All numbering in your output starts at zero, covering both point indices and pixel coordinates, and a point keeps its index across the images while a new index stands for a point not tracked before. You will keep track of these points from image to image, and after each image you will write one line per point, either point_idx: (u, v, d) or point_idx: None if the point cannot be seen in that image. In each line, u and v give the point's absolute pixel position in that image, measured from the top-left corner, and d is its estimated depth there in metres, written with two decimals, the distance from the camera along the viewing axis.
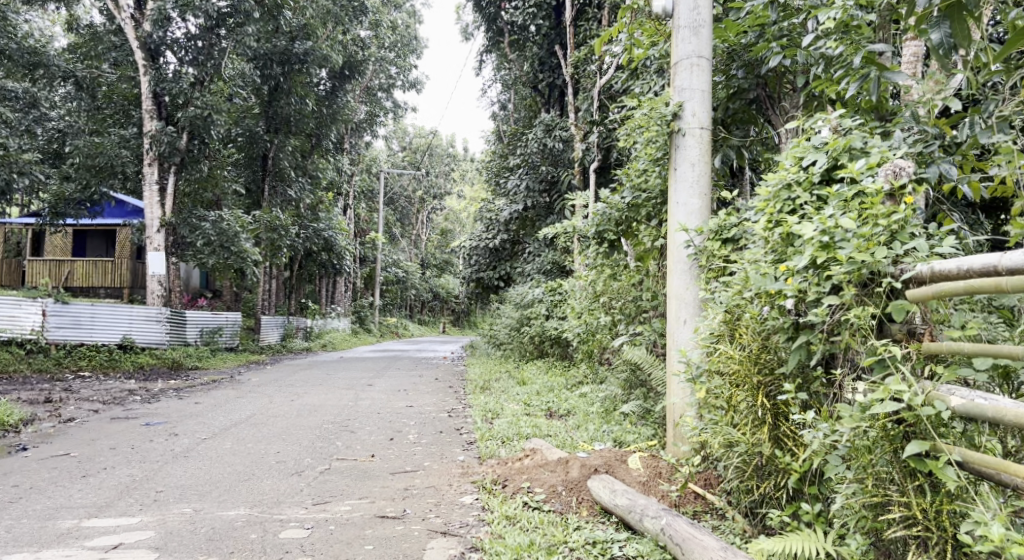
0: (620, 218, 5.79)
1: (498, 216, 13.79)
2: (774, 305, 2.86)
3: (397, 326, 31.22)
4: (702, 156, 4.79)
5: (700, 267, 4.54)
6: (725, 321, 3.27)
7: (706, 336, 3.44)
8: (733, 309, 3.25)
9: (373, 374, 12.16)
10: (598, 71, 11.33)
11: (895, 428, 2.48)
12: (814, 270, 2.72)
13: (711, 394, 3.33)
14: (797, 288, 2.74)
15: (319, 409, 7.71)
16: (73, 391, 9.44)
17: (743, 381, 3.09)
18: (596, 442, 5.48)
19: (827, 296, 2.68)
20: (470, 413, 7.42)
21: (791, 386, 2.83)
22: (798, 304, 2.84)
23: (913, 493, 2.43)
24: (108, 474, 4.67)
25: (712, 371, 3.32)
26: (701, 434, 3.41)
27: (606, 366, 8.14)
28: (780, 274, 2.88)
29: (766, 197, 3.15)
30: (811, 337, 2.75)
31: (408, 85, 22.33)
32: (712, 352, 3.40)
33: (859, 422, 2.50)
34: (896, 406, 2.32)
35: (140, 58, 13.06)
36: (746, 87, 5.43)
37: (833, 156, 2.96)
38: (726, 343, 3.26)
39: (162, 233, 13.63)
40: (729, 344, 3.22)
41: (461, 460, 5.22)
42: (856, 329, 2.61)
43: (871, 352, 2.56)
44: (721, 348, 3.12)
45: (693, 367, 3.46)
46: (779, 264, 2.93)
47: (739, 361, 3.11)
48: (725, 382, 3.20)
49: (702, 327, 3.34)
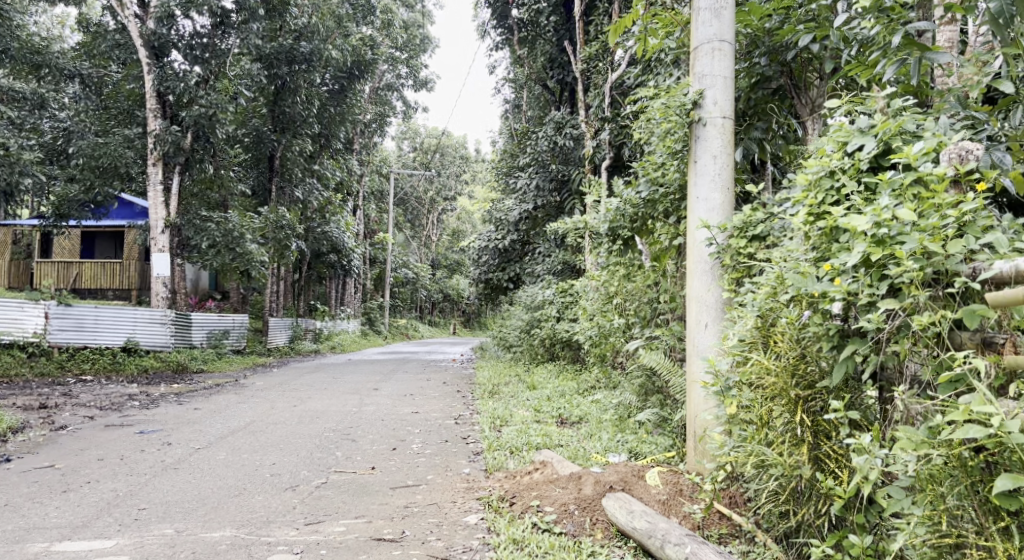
0: (635, 215, 5.42)
1: (508, 216, 13.52)
2: (817, 308, 2.54)
3: (407, 328, 30.98)
4: (724, 147, 4.46)
5: (722, 267, 4.22)
6: (758, 328, 2.95)
7: (735, 344, 3.12)
8: (767, 314, 2.92)
9: (380, 377, 11.88)
10: (610, 65, 11.03)
11: (973, 459, 2.19)
12: (865, 269, 2.42)
13: (742, 408, 3.00)
14: (846, 290, 2.41)
15: (321, 416, 7.43)
16: (71, 395, 9.19)
17: (779, 396, 2.77)
18: (611, 454, 5.16)
19: (883, 299, 2.36)
20: (477, 420, 7.11)
21: (839, 402, 2.52)
22: (847, 309, 2.52)
23: (999, 537, 2.14)
24: (90, 489, 4.38)
25: (742, 383, 3.00)
26: (730, 453, 3.09)
27: (620, 370, 7.83)
28: (824, 274, 2.56)
29: (805, 186, 2.81)
30: (862, 347, 2.44)
31: (418, 84, 22.06)
32: (742, 362, 3.08)
33: (933, 449, 2.20)
34: (981, 434, 2.01)
35: (143, 56, 12.80)
36: (770, 74, 5.10)
37: (883, 140, 2.61)
38: (759, 351, 2.93)
39: (166, 234, 13.35)
40: (762, 353, 2.89)
41: (466, 473, 4.91)
42: (919, 338, 2.30)
43: (940, 367, 2.25)
44: (752, 358, 2.81)
45: (721, 378, 3.13)
46: (821, 263, 2.61)
47: (775, 373, 2.78)
48: (757, 394, 2.88)
49: (731, 334, 3.02)
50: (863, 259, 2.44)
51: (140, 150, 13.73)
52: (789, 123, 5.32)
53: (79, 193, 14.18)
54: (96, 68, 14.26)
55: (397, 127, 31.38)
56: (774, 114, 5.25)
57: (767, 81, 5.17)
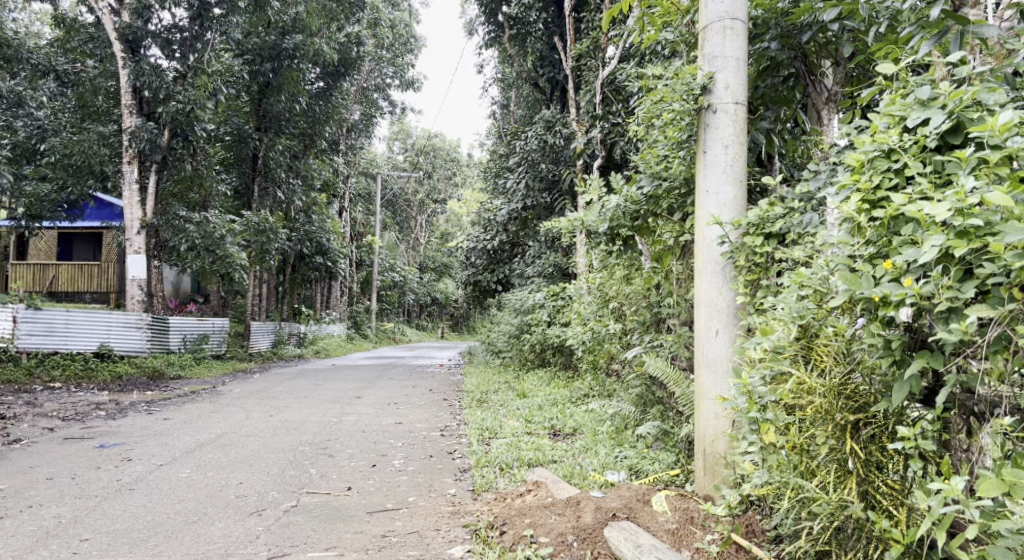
0: (636, 213, 4.95)
1: (496, 216, 13.11)
2: (879, 314, 2.27)
3: (394, 332, 30.49)
4: (737, 136, 4.06)
5: (735, 267, 3.87)
6: (797, 339, 2.72)
7: (768, 355, 2.87)
8: (808, 327, 2.71)
9: (364, 384, 11.40)
10: (601, 61, 10.67)
11: None
12: (941, 268, 2.15)
13: (776, 430, 2.76)
14: (920, 293, 2.15)
15: (299, 427, 6.97)
16: (36, 405, 8.63)
17: (822, 419, 2.58)
18: (609, 472, 4.75)
19: (972, 305, 2.08)
20: (465, 432, 6.68)
21: (909, 429, 2.28)
22: (917, 314, 2.25)
23: None
24: (30, 516, 3.90)
25: (776, 403, 2.76)
26: (763, 482, 2.84)
27: (615, 378, 7.43)
28: (889, 274, 2.28)
29: (856, 168, 2.53)
30: (938, 362, 2.17)
31: (405, 85, 21.57)
32: (775, 377, 2.84)
33: None
34: None
35: (118, 50, 12.20)
36: (781, 60, 4.69)
37: (956, 110, 2.32)
38: (800, 367, 2.70)
39: (142, 235, 12.80)
40: (802, 370, 2.68)
41: (451, 494, 4.48)
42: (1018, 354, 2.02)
43: None
44: (793, 377, 2.61)
45: (751, 395, 2.88)
46: (885, 259, 2.35)
47: (820, 396, 2.57)
48: (796, 416, 2.68)
49: (765, 345, 2.78)
50: (937, 256, 2.17)
51: (116, 148, 13.15)
52: (797, 115, 4.98)
53: (51, 192, 13.54)
54: (73, 64, 13.73)
55: (388, 129, 30.92)
56: (784, 106, 4.88)
57: (778, 68, 4.78)
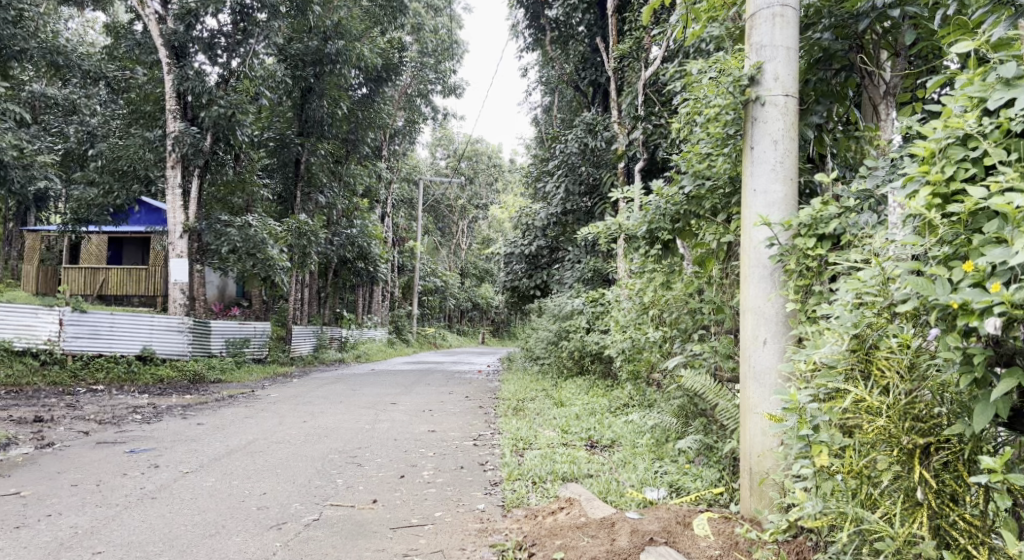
0: (677, 214, 4.71)
1: (536, 221, 12.94)
2: (959, 323, 2.02)
3: (435, 337, 30.50)
4: (787, 130, 3.77)
5: (783, 272, 3.59)
6: (856, 353, 2.51)
7: (821, 369, 2.65)
8: (867, 340, 2.50)
9: (401, 390, 11.29)
10: (644, 62, 10.37)
11: None
12: None
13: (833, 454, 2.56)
14: (1012, 300, 1.92)
15: (330, 434, 6.85)
16: (76, 407, 8.72)
17: (885, 443, 2.39)
18: (648, 489, 4.48)
19: None
20: (499, 442, 6.47)
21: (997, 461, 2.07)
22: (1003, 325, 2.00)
23: None
24: (47, 526, 3.83)
25: (832, 425, 2.55)
26: (816, 514, 2.62)
27: (656, 388, 7.14)
28: (973, 279, 2.05)
29: (927, 157, 2.31)
30: None
31: (447, 90, 21.51)
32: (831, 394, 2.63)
33: None
34: None
35: (164, 56, 12.35)
36: (835, 51, 4.38)
37: None
38: (860, 385, 2.49)
39: (184, 239, 12.92)
40: (863, 388, 2.48)
41: (480, 509, 4.28)
42: None
43: None
44: (853, 395, 2.39)
45: (803, 414, 2.66)
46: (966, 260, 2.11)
47: (886, 419, 2.37)
48: (856, 440, 2.47)
49: (818, 360, 2.55)
50: None
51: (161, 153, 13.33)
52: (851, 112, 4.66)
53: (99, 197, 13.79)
54: (121, 71, 14.00)
55: (431, 135, 31.05)
56: (838, 102, 4.56)
57: (831, 60, 4.46)
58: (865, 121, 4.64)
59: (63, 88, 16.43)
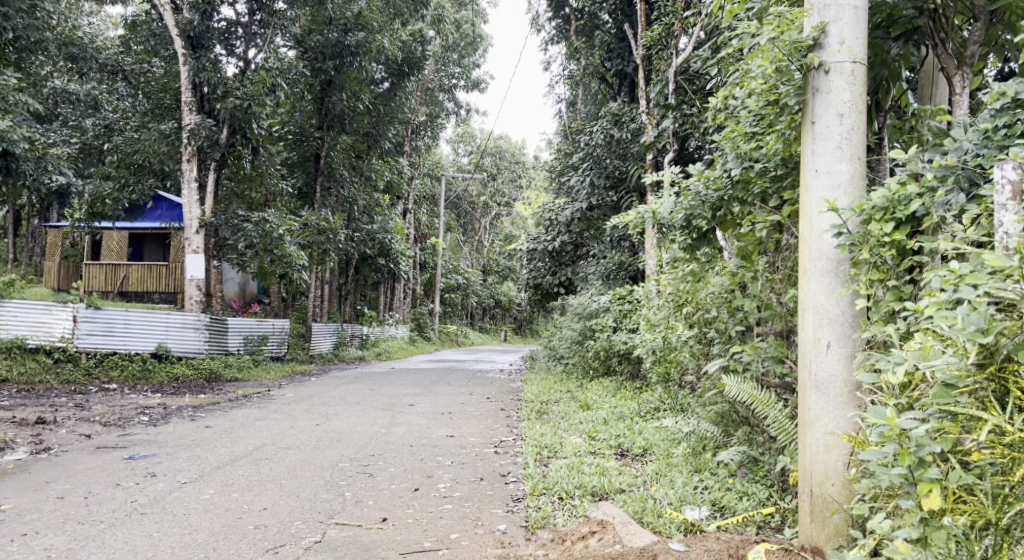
0: (719, 202, 4.29)
1: (560, 216, 12.43)
2: None
3: (457, 334, 30.18)
4: (854, 102, 3.27)
5: (852, 265, 3.13)
6: (988, 370, 2.22)
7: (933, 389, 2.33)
8: (1003, 357, 2.22)
9: (420, 390, 10.87)
10: (675, 49, 9.82)
11: None
12: None
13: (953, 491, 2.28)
14: None
15: (342, 440, 6.44)
16: (84, 408, 8.38)
17: None
18: (688, 508, 4.00)
19: None
20: (520, 450, 6.02)
21: None
22: None
23: None
24: (19, 548, 3.44)
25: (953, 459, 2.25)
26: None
27: (690, 392, 6.63)
28: None
29: None
30: None
31: (470, 85, 21.06)
32: (948, 420, 2.31)
33: None
34: None
35: (180, 47, 11.86)
36: (900, 15, 3.83)
37: None
38: (995, 412, 2.19)
39: (200, 234, 12.54)
40: (999, 416, 2.18)
41: (502, 531, 3.83)
42: None
43: None
44: (990, 424, 2.14)
45: (915, 443, 2.31)
46: None
47: None
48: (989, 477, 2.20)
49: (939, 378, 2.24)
50: None
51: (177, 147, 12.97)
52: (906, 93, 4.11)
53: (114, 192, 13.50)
54: (138, 64, 13.72)
55: (452, 131, 30.61)
56: (892, 78, 4.04)
57: (891, 27, 3.93)
58: (921, 101, 4.05)
59: (81, 84, 16.23)
